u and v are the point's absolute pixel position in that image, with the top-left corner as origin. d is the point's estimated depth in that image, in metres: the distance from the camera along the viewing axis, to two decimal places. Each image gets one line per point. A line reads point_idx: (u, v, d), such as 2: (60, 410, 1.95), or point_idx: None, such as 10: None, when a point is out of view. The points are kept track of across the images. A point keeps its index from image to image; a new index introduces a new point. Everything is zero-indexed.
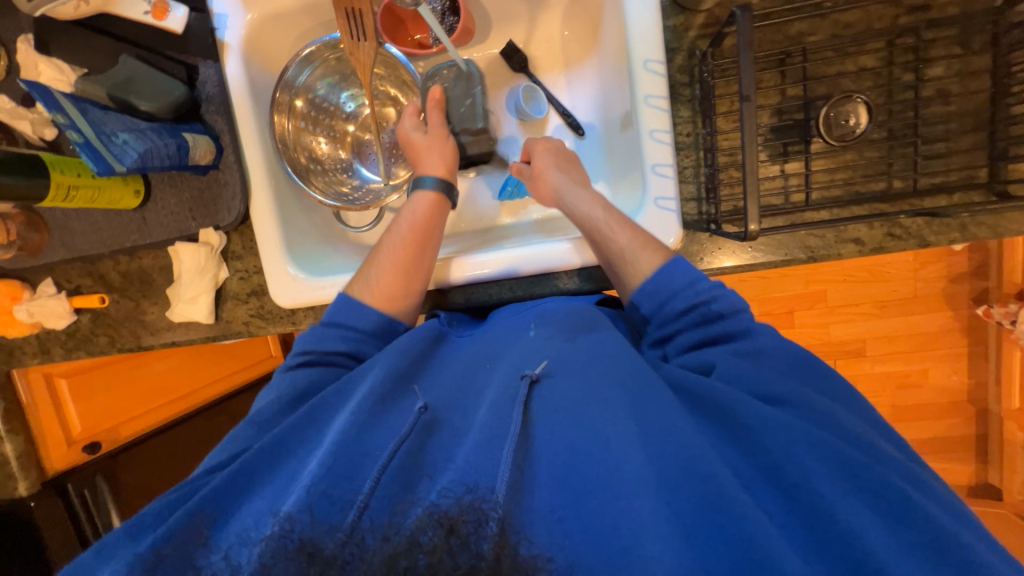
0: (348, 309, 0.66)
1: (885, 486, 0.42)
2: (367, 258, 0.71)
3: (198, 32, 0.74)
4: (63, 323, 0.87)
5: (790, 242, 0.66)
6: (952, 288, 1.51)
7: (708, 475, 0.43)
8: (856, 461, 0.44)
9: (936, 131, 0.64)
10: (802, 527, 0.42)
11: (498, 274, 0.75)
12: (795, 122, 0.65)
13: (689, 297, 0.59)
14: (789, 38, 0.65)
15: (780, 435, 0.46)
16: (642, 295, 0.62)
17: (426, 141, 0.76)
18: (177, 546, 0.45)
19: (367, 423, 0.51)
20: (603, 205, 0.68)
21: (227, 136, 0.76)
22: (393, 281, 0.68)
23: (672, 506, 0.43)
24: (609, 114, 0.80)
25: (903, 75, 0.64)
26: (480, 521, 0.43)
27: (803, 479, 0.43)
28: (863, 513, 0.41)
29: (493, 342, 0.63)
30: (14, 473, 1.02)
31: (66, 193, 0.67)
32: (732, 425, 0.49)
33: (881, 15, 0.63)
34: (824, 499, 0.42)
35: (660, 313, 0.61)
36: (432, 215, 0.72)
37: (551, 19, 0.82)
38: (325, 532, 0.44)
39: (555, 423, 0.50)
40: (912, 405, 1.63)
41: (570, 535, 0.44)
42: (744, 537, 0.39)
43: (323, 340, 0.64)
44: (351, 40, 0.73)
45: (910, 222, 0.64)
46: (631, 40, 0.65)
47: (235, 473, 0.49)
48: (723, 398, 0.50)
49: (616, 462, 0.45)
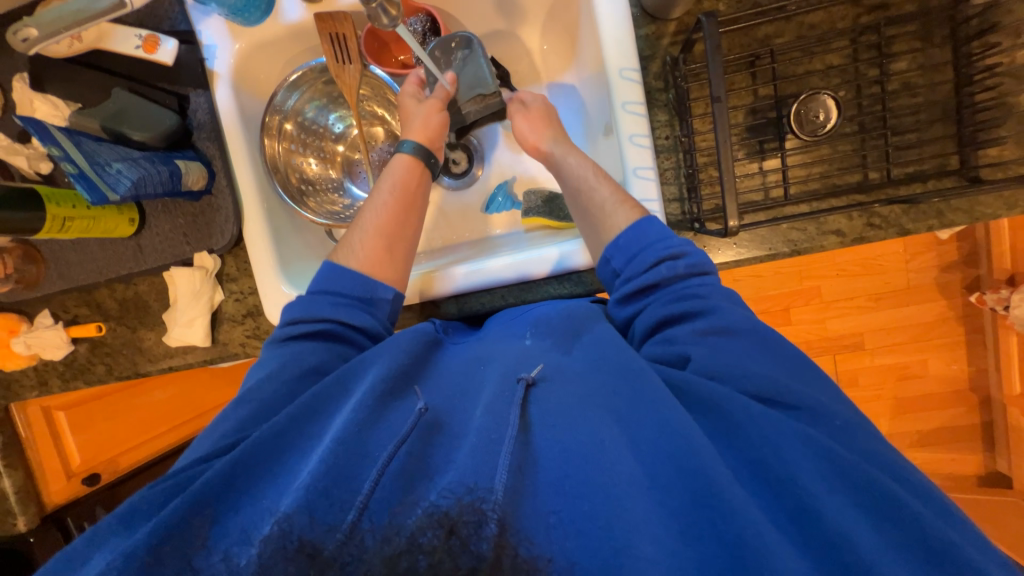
0: (333, 276, 0.67)
1: (865, 479, 0.45)
2: (350, 228, 0.74)
3: (188, 64, 0.77)
4: (61, 353, 0.88)
5: (773, 236, 0.68)
6: (944, 276, 1.52)
7: (702, 474, 0.45)
8: (838, 456, 0.46)
9: (907, 122, 0.66)
10: (788, 519, 0.45)
11: (491, 282, 0.76)
12: (769, 121, 0.67)
13: (659, 250, 0.60)
14: (757, 41, 0.67)
15: (766, 429, 0.48)
16: (615, 250, 0.63)
17: (416, 107, 0.78)
18: (181, 546, 0.45)
19: (369, 421, 0.51)
20: (592, 165, 0.71)
21: (218, 161, 0.79)
22: (376, 244, 0.70)
23: (667, 505, 0.45)
24: (591, 121, 0.82)
25: (868, 71, 0.66)
26: (479, 522, 0.45)
27: (791, 473, 0.45)
28: (844, 504, 0.44)
29: (489, 348, 0.64)
30: (12, 509, 1.00)
31: (61, 225, 0.69)
32: (720, 419, 0.50)
33: (843, 15, 0.66)
34: (809, 493, 0.44)
35: (632, 264, 0.62)
36: (408, 175, 0.75)
37: (529, 34, 0.85)
38: (324, 533, 0.45)
39: (549, 425, 0.50)
40: (914, 396, 1.63)
41: (567, 537, 0.45)
42: (735, 535, 0.42)
43: (313, 309, 0.65)
44: (337, 64, 0.75)
45: (887, 211, 0.66)
46: (607, 50, 0.67)
47: (232, 470, 0.49)
48: (713, 396, 0.50)
49: (610, 464, 0.47)
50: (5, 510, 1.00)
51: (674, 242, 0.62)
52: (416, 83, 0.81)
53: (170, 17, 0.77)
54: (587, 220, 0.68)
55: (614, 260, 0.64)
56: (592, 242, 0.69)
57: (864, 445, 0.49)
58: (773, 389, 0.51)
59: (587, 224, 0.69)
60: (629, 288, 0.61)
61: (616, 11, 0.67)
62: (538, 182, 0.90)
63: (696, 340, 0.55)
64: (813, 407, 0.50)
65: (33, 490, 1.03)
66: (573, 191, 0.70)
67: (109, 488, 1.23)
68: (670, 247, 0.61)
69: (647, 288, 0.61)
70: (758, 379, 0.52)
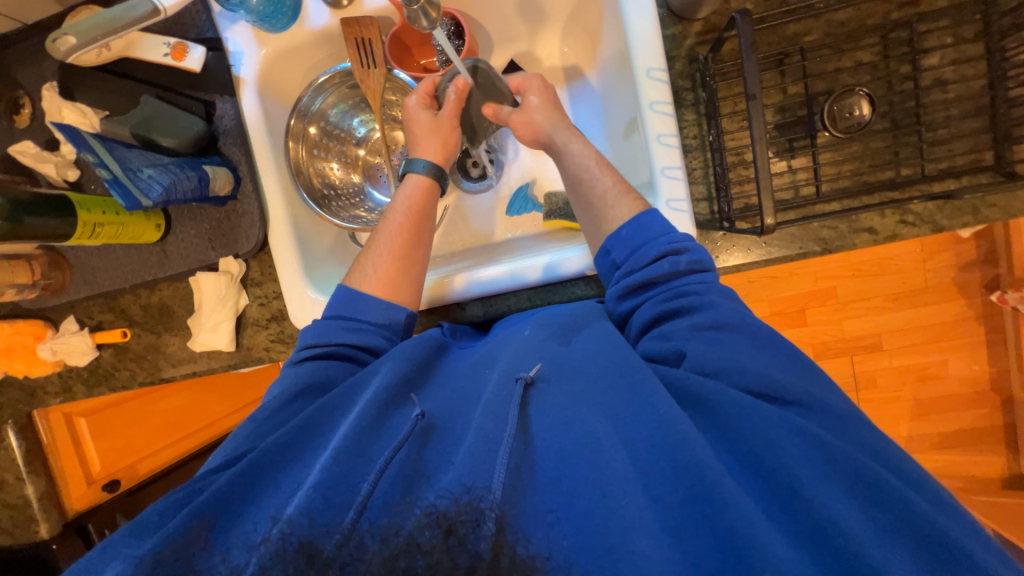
0: (350, 300, 0.67)
1: (857, 465, 0.44)
2: (364, 248, 0.72)
3: (216, 71, 0.77)
4: (86, 359, 0.88)
5: (804, 235, 0.67)
6: (962, 276, 1.51)
7: (694, 467, 0.45)
8: (830, 446, 0.46)
9: (938, 118, 0.66)
10: (781, 510, 0.45)
11: (502, 286, 0.76)
12: (798, 119, 0.67)
13: (662, 245, 0.60)
14: (785, 39, 0.67)
15: (754, 420, 0.47)
16: (616, 241, 0.63)
17: (433, 124, 0.76)
18: (177, 559, 0.46)
19: (371, 428, 0.51)
20: (597, 158, 0.70)
21: (244, 166, 0.79)
22: (390, 266, 0.69)
23: (659, 501, 0.45)
24: (613, 122, 0.82)
25: (900, 67, 0.66)
26: (477, 521, 0.46)
27: (786, 467, 0.45)
28: (840, 497, 0.43)
29: (493, 348, 0.63)
30: (35, 516, 0.99)
31: (92, 230, 0.70)
32: (713, 416, 0.50)
33: (873, 12, 0.66)
34: (801, 482, 0.44)
35: (633, 258, 0.61)
36: (425, 199, 0.74)
37: (550, 36, 0.85)
38: (323, 534, 0.46)
39: (548, 427, 0.51)
40: (935, 398, 1.60)
41: (565, 535, 0.46)
42: (728, 527, 0.42)
43: (328, 332, 0.65)
44: (362, 69, 0.75)
45: (921, 208, 0.65)
46: (633, 51, 0.67)
47: (234, 482, 0.49)
48: (707, 391, 0.50)
49: (605, 463, 0.47)
50: (28, 517, 0.99)
51: (676, 236, 0.61)
52: (424, 93, 0.78)
53: (197, 25, 0.79)
54: (589, 212, 0.68)
55: (614, 251, 0.63)
56: (591, 229, 0.69)
57: (850, 429, 0.49)
58: (768, 386, 0.50)
59: (588, 212, 0.69)
60: (628, 282, 0.60)
61: (643, 12, 0.67)
62: (559, 184, 0.90)
63: (692, 335, 0.54)
64: (804, 400, 0.49)
65: (53, 500, 1.02)
66: (584, 210, 0.69)
67: (132, 493, 1.23)
68: (671, 240, 0.60)
69: (646, 283, 0.60)
70: (754, 377, 0.50)
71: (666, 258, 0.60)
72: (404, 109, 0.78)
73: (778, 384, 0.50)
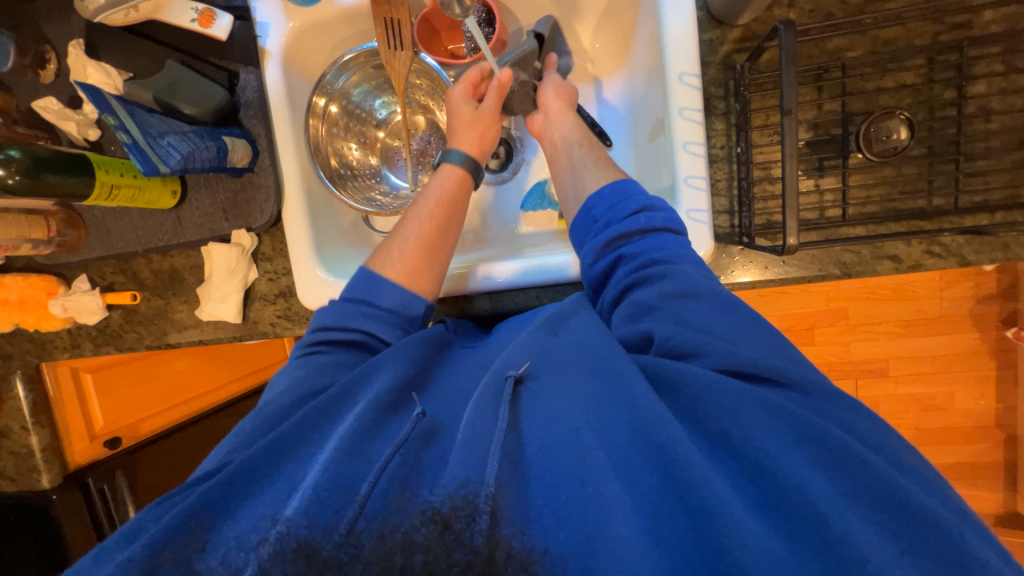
0: (370, 284, 0.66)
1: (846, 450, 0.43)
2: (389, 235, 0.72)
3: (242, 40, 0.77)
4: (95, 319, 0.89)
5: (824, 258, 0.66)
6: (981, 308, 1.47)
7: (667, 447, 0.44)
8: (796, 415, 0.45)
9: (977, 149, 0.64)
10: (752, 487, 0.43)
11: (515, 282, 0.75)
12: (831, 137, 0.66)
13: (641, 200, 0.62)
14: (827, 53, 0.65)
15: (723, 399, 0.46)
16: (598, 199, 0.64)
17: (473, 116, 0.76)
18: (176, 549, 0.46)
19: (369, 431, 0.51)
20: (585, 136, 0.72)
21: (263, 140, 0.78)
22: (416, 252, 0.69)
23: (637, 484, 0.44)
24: (638, 123, 0.80)
25: (943, 92, 0.64)
26: (472, 515, 0.44)
27: (792, 478, 0.42)
28: (824, 484, 0.42)
29: (493, 351, 0.63)
30: (38, 466, 1.01)
31: (109, 192, 0.69)
32: (677, 394, 0.49)
33: (921, 32, 0.64)
34: (766, 453, 0.43)
35: (612, 212, 0.62)
36: (457, 190, 0.74)
37: (582, 30, 0.83)
38: (321, 533, 0.45)
39: (536, 420, 0.50)
40: (936, 429, 1.58)
41: (554, 528, 0.44)
42: (700, 503, 0.41)
43: (343, 316, 0.64)
44: (388, 50, 0.74)
45: (950, 240, 0.64)
46: (667, 54, 0.66)
47: (227, 481, 0.49)
48: (673, 372, 0.49)
49: (584, 450, 0.46)
50: (30, 467, 1.01)
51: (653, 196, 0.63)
52: (470, 83, 0.77)
53: None
54: (572, 173, 0.70)
55: (595, 208, 0.64)
56: (570, 201, 0.70)
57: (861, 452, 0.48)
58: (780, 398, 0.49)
59: (568, 176, 0.71)
60: (608, 234, 0.61)
61: (680, 13, 0.65)
62: None
63: (661, 304, 0.54)
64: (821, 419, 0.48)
65: (58, 452, 1.04)
66: (570, 176, 0.71)
67: (130, 453, 1.22)
68: (649, 199, 0.62)
69: (622, 238, 0.60)
70: (715, 357, 0.49)
71: (642, 213, 0.61)
72: (448, 96, 0.78)
73: (791, 388, 0.48)
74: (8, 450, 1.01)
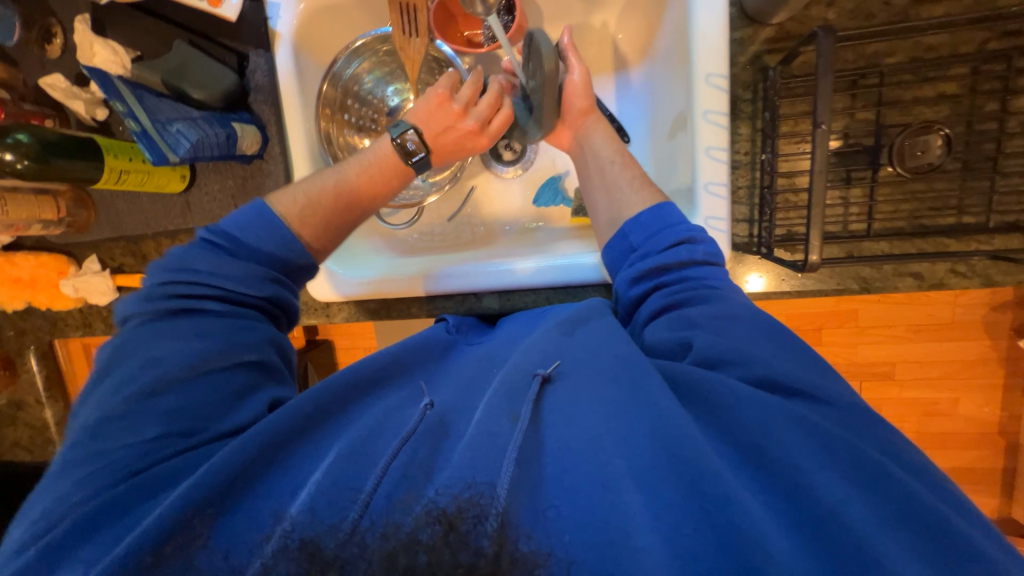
0: (261, 230, 0.59)
1: (883, 477, 0.42)
2: (300, 183, 0.65)
3: (252, 21, 0.74)
4: (105, 300, 0.89)
5: (843, 272, 0.65)
6: (993, 316, 1.45)
7: (694, 463, 0.43)
8: (828, 435, 0.44)
9: (1014, 166, 0.62)
10: (784, 505, 0.42)
11: (501, 283, 0.75)
12: (863, 147, 0.63)
13: (679, 232, 0.59)
14: (865, 58, 0.62)
15: (758, 412, 0.46)
16: (635, 225, 0.61)
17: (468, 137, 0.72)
18: (177, 544, 0.45)
19: (378, 428, 0.51)
20: (619, 153, 0.69)
21: (273, 126, 0.78)
22: (325, 220, 0.63)
23: (663, 497, 0.43)
24: (658, 120, 0.77)
25: (986, 105, 0.61)
26: (479, 516, 0.44)
27: (833, 504, 0.40)
28: (855, 505, 0.41)
29: (498, 346, 0.65)
30: (52, 439, 1.05)
31: (118, 177, 0.69)
32: (712, 409, 0.48)
33: (968, 39, 0.60)
34: (800, 470, 0.42)
35: (650, 241, 0.59)
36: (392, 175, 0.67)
37: (606, 20, 0.79)
38: (325, 532, 0.45)
39: (560, 426, 0.49)
40: (937, 434, 1.59)
41: (568, 529, 0.43)
42: (731, 520, 0.40)
43: (229, 274, 0.56)
44: (402, 36, 0.71)
45: (977, 260, 0.62)
46: (695, 52, 0.63)
47: (232, 477, 0.47)
48: (707, 383, 0.48)
49: (604, 458, 0.45)
50: (46, 439, 1.06)
51: (694, 227, 0.60)
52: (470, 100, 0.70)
53: None
54: (607, 193, 0.66)
55: (631, 234, 0.61)
56: (604, 225, 0.67)
57: None
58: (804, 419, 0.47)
59: (599, 198, 0.68)
60: (643, 265, 0.59)
61: (712, 8, 0.62)
62: None
63: (703, 323, 0.53)
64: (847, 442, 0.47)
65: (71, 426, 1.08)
66: (604, 198, 0.67)
67: None
68: (689, 230, 0.59)
69: (661, 268, 0.58)
70: (757, 364, 0.49)
71: (682, 244, 0.59)
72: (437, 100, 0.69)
73: (816, 410, 0.47)
74: (24, 423, 1.05)
